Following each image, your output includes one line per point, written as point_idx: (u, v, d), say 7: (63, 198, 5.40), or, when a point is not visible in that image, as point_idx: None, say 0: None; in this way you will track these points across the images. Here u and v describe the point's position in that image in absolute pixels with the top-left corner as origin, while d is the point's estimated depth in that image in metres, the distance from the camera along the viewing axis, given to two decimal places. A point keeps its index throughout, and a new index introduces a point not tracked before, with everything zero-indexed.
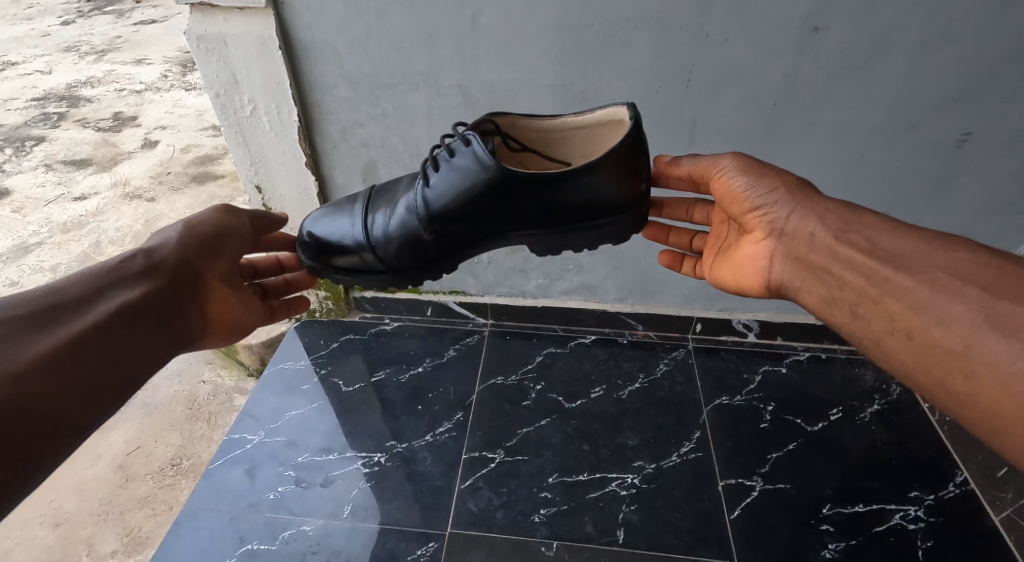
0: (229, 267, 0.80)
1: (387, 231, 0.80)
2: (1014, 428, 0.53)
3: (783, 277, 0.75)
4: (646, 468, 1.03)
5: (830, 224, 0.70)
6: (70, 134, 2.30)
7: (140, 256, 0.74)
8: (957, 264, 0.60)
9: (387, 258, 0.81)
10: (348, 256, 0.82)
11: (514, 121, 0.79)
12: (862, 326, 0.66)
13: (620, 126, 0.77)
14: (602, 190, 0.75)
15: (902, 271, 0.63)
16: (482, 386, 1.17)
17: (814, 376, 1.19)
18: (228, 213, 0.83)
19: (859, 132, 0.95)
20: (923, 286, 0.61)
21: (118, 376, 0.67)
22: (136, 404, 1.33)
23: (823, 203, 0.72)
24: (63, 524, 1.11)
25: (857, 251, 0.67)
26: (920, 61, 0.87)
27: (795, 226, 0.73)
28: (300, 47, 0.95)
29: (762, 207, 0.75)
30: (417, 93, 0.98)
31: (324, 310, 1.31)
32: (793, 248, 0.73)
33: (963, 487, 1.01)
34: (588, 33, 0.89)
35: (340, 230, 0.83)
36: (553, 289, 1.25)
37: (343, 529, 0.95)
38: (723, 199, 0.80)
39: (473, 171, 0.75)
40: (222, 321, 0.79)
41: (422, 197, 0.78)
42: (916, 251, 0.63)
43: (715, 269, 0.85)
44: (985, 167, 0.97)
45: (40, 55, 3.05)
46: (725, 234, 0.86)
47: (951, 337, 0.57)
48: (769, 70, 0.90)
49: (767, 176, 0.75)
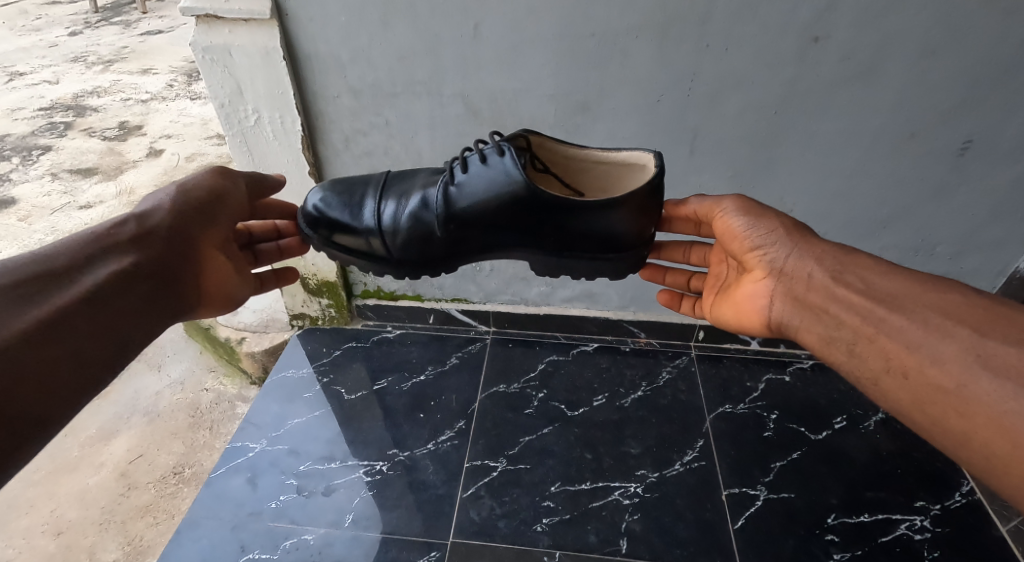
0: (226, 236, 0.79)
1: (399, 219, 0.79)
2: (1008, 467, 0.52)
3: (782, 316, 0.74)
4: (649, 477, 1.03)
5: (827, 264, 0.70)
6: (76, 143, 2.32)
7: (130, 222, 0.73)
8: (948, 305, 0.61)
9: (393, 248, 0.81)
10: (354, 237, 0.80)
11: (543, 142, 0.79)
12: (860, 365, 0.65)
13: (642, 171, 0.78)
14: (616, 228, 0.76)
15: (896, 310, 0.63)
16: (484, 395, 1.16)
17: (818, 385, 1.19)
18: (224, 178, 0.80)
19: (861, 140, 0.95)
20: (917, 327, 0.61)
21: (113, 344, 0.68)
22: (138, 413, 1.33)
23: (818, 246, 0.72)
24: (64, 533, 1.11)
25: (853, 292, 0.67)
26: (921, 70, 0.87)
27: (794, 266, 0.72)
28: (304, 58, 0.96)
29: (762, 247, 0.75)
30: (420, 102, 0.99)
31: (327, 318, 1.31)
32: (791, 287, 0.72)
33: (969, 497, 1.00)
34: (590, 43, 0.89)
35: (349, 210, 0.80)
36: (555, 297, 1.25)
37: (344, 539, 0.95)
38: (723, 238, 0.80)
39: (500, 178, 0.76)
40: (217, 294, 0.79)
41: (444, 194, 0.78)
42: (908, 292, 0.64)
43: (715, 308, 0.84)
44: (987, 175, 0.96)
45: (47, 66, 3.08)
46: (724, 274, 0.85)
47: (944, 376, 0.57)
48: (769, 80, 0.90)
49: (767, 218, 0.75)
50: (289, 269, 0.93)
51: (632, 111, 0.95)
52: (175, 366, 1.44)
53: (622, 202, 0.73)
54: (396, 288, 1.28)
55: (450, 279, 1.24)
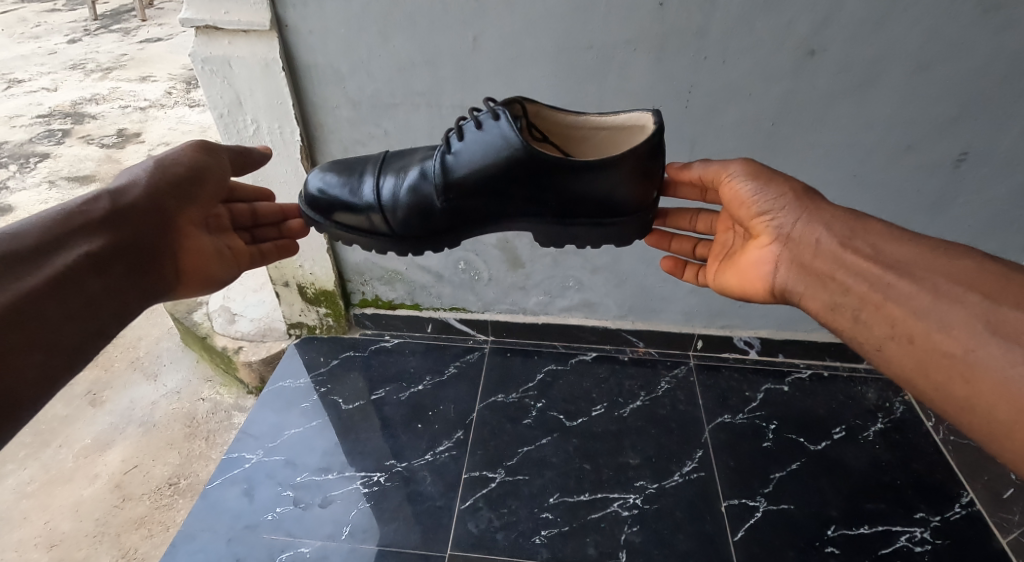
0: (204, 213, 0.81)
1: (400, 190, 0.79)
2: (1012, 432, 0.52)
3: (787, 283, 0.73)
4: (648, 489, 1.02)
5: (837, 230, 0.69)
6: (74, 150, 2.32)
7: (104, 198, 0.73)
8: (959, 271, 0.59)
9: (394, 223, 0.80)
10: (354, 214, 0.80)
11: (539, 110, 0.78)
12: (863, 331, 0.65)
13: (641, 133, 0.77)
14: (617, 190, 0.75)
15: (904, 276, 0.62)
16: (482, 405, 1.16)
17: (816, 395, 1.18)
18: (203, 152, 0.82)
19: (859, 151, 0.95)
20: (926, 293, 0.60)
21: (99, 319, 0.68)
22: (134, 423, 1.32)
23: (828, 211, 0.71)
24: (57, 546, 1.10)
25: (862, 258, 0.66)
26: (917, 83, 0.87)
27: (801, 232, 0.72)
28: (304, 69, 0.96)
29: (770, 212, 0.75)
30: (418, 113, 0.98)
31: (325, 326, 1.30)
32: (799, 254, 0.72)
33: (969, 509, 1.00)
34: (588, 55, 0.89)
35: (349, 187, 0.80)
36: (554, 307, 1.25)
37: (342, 551, 0.94)
38: (730, 204, 0.79)
39: (496, 141, 0.75)
40: (196, 274, 0.79)
41: (442, 164, 0.77)
42: (919, 259, 0.63)
43: (719, 275, 0.83)
44: (984, 187, 0.96)
45: (46, 73, 3.08)
46: (730, 242, 0.85)
47: (952, 342, 0.57)
48: (767, 91, 0.90)
49: (776, 183, 0.75)
50: (287, 244, 0.92)
51: None
52: (171, 376, 1.43)
53: (621, 161, 0.73)
54: (394, 297, 1.27)
55: (448, 288, 1.24)
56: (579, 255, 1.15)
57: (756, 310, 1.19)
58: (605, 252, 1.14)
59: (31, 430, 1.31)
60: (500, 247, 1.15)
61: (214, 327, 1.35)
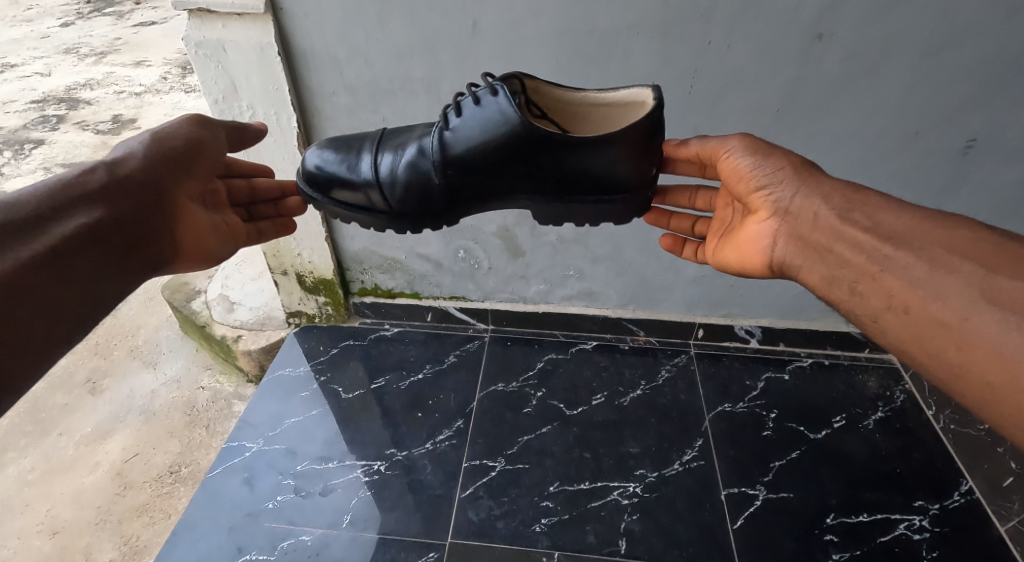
0: (202, 188, 0.79)
1: (398, 166, 0.78)
2: (1003, 398, 0.52)
3: (785, 257, 0.73)
4: (648, 477, 1.03)
5: (835, 203, 0.68)
6: (69, 137, 2.30)
7: (102, 169, 0.72)
8: (956, 242, 0.59)
9: (393, 201, 0.79)
10: (353, 192, 0.79)
11: (538, 86, 0.77)
12: (860, 303, 0.64)
13: (641, 108, 0.76)
14: (617, 168, 0.74)
15: (902, 248, 0.61)
16: (482, 394, 1.16)
17: (817, 384, 1.18)
18: (199, 126, 0.81)
19: (864, 139, 0.93)
20: (924, 264, 0.59)
21: (99, 289, 0.68)
22: (134, 411, 1.32)
23: (827, 184, 0.70)
24: (60, 533, 1.11)
25: (859, 230, 0.65)
26: (925, 69, 0.86)
27: (800, 206, 0.71)
28: (300, 54, 0.94)
29: (769, 186, 0.74)
30: (417, 100, 0.97)
31: (324, 315, 1.30)
32: (797, 228, 0.71)
33: (968, 497, 1.00)
34: (589, 40, 0.88)
35: (347, 164, 0.79)
36: (554, 296, 1.24)
37: (343, 539, 0.95)
38: (729, 179, 0.78)
39: (495, 116, 0.73)
40: (195, 249, 0.78)
41: (440, 140, 0.76)
42: (916, 230, 0.62)
43: (719, 251, 0.82)
44: (990, 175, 0.95)
45: (39, 58, 3.04)
46: (730, 219, 0.83)
47: (946, 311, 0.56)
48: (772, 78, 0.89)
49: (775, 157, 0.74)
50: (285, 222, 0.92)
51: None
52: (170, 364, 1.43)
53: (620, 136, 0.71)
54: (394, 286, 1.26)
55: (448, 277, 1.23)
56: (580, 244, 1.14)
57: (758, 299, 1.19)
58: (607, 242, 1.13)
59: (31, 419, 1.31)
60: (500, 236, 1.14)
61: (213, 316, 1.35)
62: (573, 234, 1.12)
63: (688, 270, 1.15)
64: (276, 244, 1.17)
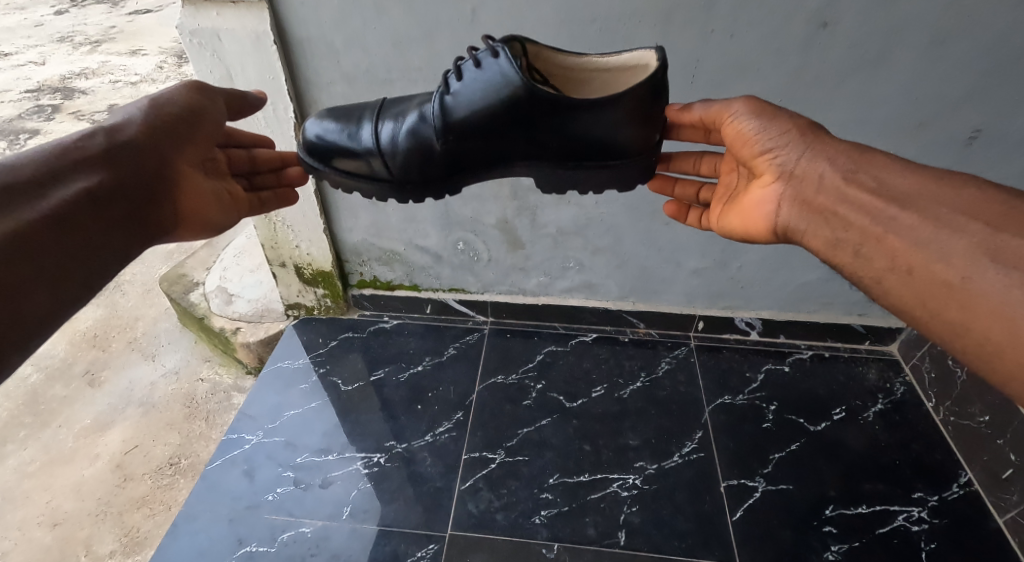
0: (203, 155, 0.78)
1: (399, 133, 0.76)
2: (1004, 355, 0.52)
3: (789, 221, 0.71)
4: (648, 469, 1.03)
5: (842, 164, 0.67)
6: (64, 127, 2.28)
7: (101, 135, 0.71)
8: (963, 202, 0.58)
9: (394, 168, 0.78)
10: (354, 160, 0.78)
11: (540, 51, 0.75)
12: (863, 265, 0.63)
13: (642, 72, 0.75)
14: (619, 131, 0.73)
15: (907, 208, 0.61)
16: (482, 386, 1.16)
17: (817, 376, 1.18)
18: (198, 92, 0.79)
19: (867, 130, 0.93)
20: (928, 224, 0.59)
21: (103, 254, 0.67)
22: (134, 404, 1.32)
23: (834, 145, 0.68)
24: (60, 525, 1.11)
25: (865, 192, 0.64)
26: (930, 58, 0.85)
27: (806, 168, 0.69)
28: (296, 44, 0.93)
29: (774, 149, 0.71)
30: (415, 90, 0.96)
31: (323, 307, 1.29)
32: (801, 192, 0.69)
33: (967, 489, 1.00)
34: (590, 29, 0.87)
35: (347, 132, 0.78)
36: (554, 288, 1.23)
37: (343, 531, 0.95)
38: (733, 144, 0.75)
39: (499, 78, 0.72)
40: (198, 216, 0.77)
41: (441, 105, 0.75)
42: (923, 191, 0.61)
43: (722, 217, 0.81)
44: (995, 167, 0.94)
45: (33, 46, 3.01)
46: (734, 183, 0.81)
47: (950, 271, 0.56)
48: (775, 67, 0.88)
49: (781, 118, 0.71)
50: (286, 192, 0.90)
51: None
52: (169, 356, 1.42)
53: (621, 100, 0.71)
54: (393, 277, 1.26)
55: (447, 269, 1.22)
56: (580, 236, 1.13)
57: (758, 291, 1.18)
58: (607, 234, 1.12)
59: (30, 411, 1.31)
60: (500, 228, 1.14)
61: (211, 308, 1.34)
62: (573, 225, 1.12)
63: (688, 262, 1.15)
64: (274, 236, 1.17)
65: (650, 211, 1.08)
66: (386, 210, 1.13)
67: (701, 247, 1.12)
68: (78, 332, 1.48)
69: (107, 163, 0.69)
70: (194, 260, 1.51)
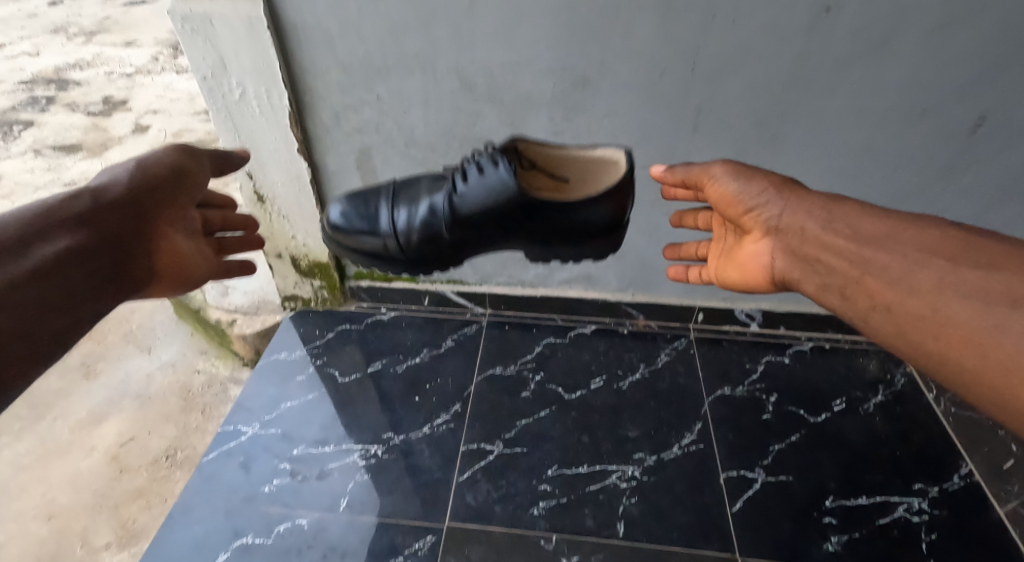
0: (182, 216, 0.77)
1: (415, 217, 0.81)
2: (980, 380, 0.53)
3: (784, 271, 0.73)
4: (647, 461, 1.02)
5: (817, 214, 0.70)
6: (59, 118, 2.27)
7: (85, 195, 0.69)
8: (929, 239, 0.61)
9: (407, 250, 0.83)
10: (372, 240, 0.84)
11: (528, 145, 0.78)
12: (850, 306, 0.65)
13: (614, 167, 0.77)
14: (598, 218, 0.77)
15: (879, 252, 0.64)
16: (480, 378, 1.15)
17: (817, 367, 1.17)
18: (186, 154, 0.80)
19: (870, 118, 0.92)
20: (898, 262, 0.62)
21: (72, 316, 0.63)
22: (129, 396, 1.31)
23: (811, 197, 0.71)
24: (55, 517, 1.10)
25: (842, 239, 0.67)
26: (935, 45, 0.84)
27: (789, 223, 0.72)
28: (291, 30, 0.92)
29: (756, 208, 0.75)
30: (412, 77, 0.95)
31: (320, 299, 1.28)
32: (788, 243, 0.72)
33: (968, 480, 1.00)
34: (590, 14, 0.86)
35: (367, 217, 0.84)
36: (553, 279, 1.23)
37: (340, 523, 0.94)
38: (717, 205, 0.78)
39: (502, 183, 0.74)
40: (170, 278, 0.74)
41: (448, 200, 0.77)
42: (892, 233, 0.64)
43: (721, 270, 0.84)
44: (999, 156, 0.94)
45: (26, 37, 2.99)
46: (725, 238, 0.85)
47: (920, 304, 0.59)
48: (777, 54, 0.87)
49: (758, 179, 0.75)
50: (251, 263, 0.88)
51: (631, 86, 0.92)
52: (165, 348, 1.42)
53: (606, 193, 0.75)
54: None
55: None
56: None
57: None
58: None
59: (25, 403, 1.30)
60: None
61: (207, 300, 1.34)
62: None
63: None
64: (270, 227, 1.16)
65: (649, 201, 1.07)
66: None
67: (701, 238, 1.11)
68: None
69: (89, 218, 0.67)
70: None
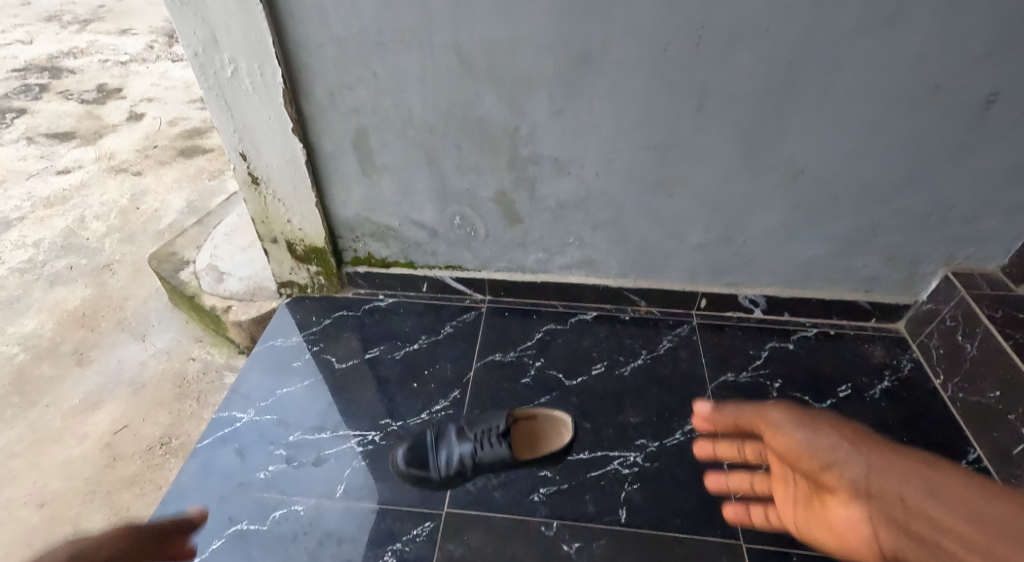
0: None
1: (452, 456, 0.95)
2: None
3: (892, 549, 0.73)
4: (649, 447, 1.00)
5: (913, 483, 0.76)
6: (52, 106, 2.26)
7: None
8: (999, 516, 0.68)
9: (448, 486, 0.94)
10: (424, 484, 0.94)
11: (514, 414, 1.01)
12: None
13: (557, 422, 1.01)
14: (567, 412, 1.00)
15: (977, 530, 0.68)
16: (479, 364, 1.13)
17: (822, 353, 1.15)
18: None
19: (879, 94, 0.90)
20: (976, 530, 0.68)
21: None
22: (124, 383, 1.30)
23: (899, 464, 0.79)
24: (47, 505, 1.09)
25: (944, 517, 0.71)
26: (945, 17, 0.82)
27: (878, 486, 0.78)
28: (286, 4, 0.90)
29: (838, 463, 0.82)
30: (410, 53, 0.93)
31: (316, 286, 1.27)
32: (889, 512, 0.75)
33: (976, 465, 0.98)
34: None
35: (418, 463, 0.95)
36: (554, 265, 1.21)
37: (336, 509, 0.92)
38: (789, 455, 0.88)
39: (504, 458, 0.95)
40: None
41: (470, 453, 0.95)
42: (988, 513, 0.69)
43: (806, 529, 0.83)
44: (1010, 134, 0.92)
45: (18, 25, 2.98)
46: (795, 495, 0.86)
47: None
48: (783, 27, 0.85)
49: (826, 431, 0.86)
50: None
51: (633, 62, 0.91)
52: (159, 336, 1.40)
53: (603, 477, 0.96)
54: (387, 255, 1.23)
55: (444, 245, 1.20)
56: (580, 209, 1.11)
57: (762, 267, 1.15)
58: (607, 207, 1.09)
59: (17, 390, 1.29)
60: (498, 201, 1.11)
61: (202, 287, 1.33)
62: (573, 198, 1.09)
63: (691, 237, 1.12)
64: (265, 210, 1.15)
65: (651, 182, 1.05)
66: (380, 183, 1.11)
67: (704, 220, 1.09)
68: (66, 312, 1.46)
69: None
70: (184, 238, 1.48)
